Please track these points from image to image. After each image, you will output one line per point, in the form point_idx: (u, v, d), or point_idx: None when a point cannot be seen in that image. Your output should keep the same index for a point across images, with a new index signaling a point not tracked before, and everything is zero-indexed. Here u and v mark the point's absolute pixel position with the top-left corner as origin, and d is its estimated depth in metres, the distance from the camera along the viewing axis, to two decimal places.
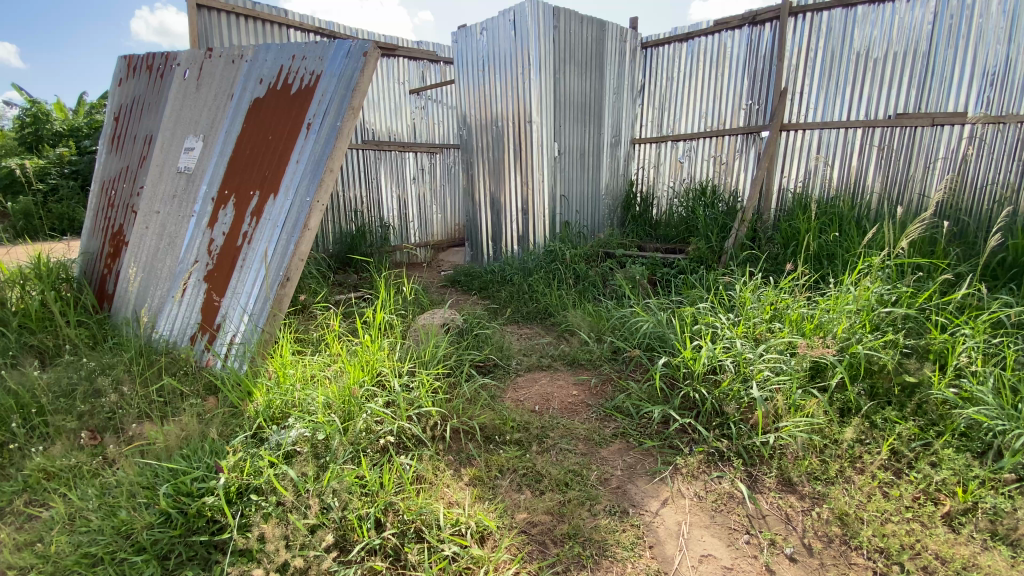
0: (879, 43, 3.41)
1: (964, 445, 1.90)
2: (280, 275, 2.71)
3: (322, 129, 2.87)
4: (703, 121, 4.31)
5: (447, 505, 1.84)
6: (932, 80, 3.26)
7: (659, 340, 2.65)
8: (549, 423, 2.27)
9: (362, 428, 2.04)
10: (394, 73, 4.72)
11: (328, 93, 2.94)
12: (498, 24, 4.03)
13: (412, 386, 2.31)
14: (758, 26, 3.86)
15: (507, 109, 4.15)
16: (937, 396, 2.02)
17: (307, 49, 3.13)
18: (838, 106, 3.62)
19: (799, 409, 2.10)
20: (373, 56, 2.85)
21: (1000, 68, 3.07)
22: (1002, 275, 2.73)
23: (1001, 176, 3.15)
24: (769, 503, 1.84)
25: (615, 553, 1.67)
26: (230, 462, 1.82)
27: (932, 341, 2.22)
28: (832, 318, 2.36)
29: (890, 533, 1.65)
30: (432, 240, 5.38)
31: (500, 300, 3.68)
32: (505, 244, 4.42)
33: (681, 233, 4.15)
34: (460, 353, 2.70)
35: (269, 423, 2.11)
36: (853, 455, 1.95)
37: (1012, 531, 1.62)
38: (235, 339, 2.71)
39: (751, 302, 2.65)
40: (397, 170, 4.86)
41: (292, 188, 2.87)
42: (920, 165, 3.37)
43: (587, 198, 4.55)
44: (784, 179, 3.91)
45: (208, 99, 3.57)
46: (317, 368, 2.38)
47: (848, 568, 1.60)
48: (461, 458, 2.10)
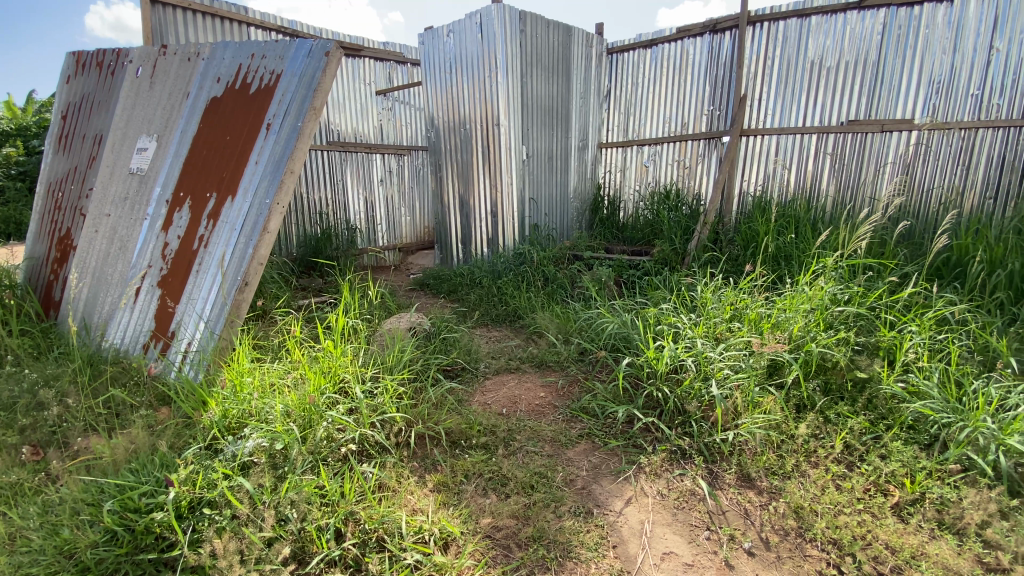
0: (832, 53, 3.55)
1: (912, 437, 1.98)
2: (238, 279, 2.62)
3: (283, 130, 2.80)
4: (667, 125, 4.40)
5: (410, 512, 1.80)
6: (882, 88, 3.43)
7: (624, 341, 2.69)
8: (516, 426, 2.26)
9: (322, 436, 1.98)
10: (360, 73, 4.63)
11: (289, 93, 2.87)
12: (464, 27, 4.02)
13: (376, 392, 2.26)
14: (719, 34, 3.97)
15: (475, 112, 4.14)
16: (886, 391, 2.11)
17: (267, 48, 3.05)
18: (794, 112, 3.75)
19: (757, 406, 2.15)
20: (336, 56, 2.80)
21: (945, 76, 3.23)
22: (947, 274, 2.86)
23: (946, 180, 3.32)
24: (728, 499, 1.88)
25: (579, 554, 1.67)
26: (181, 475, 1.74)
27: (881, 338, 2.31)
28: (788, 317, 2.43)
29: (843, 525, 1.70)
30: (401, 243, 5.31)
31: (469, 302, 3.65)
32: (474, 246, 4.39)
33: (646, 235, 4.21)
34: (426, 357, 2.66)
35: (225, 434, 2.04)
36: (808, 450, 2.00)
37: (958, 520, 1.70)
38: (191, 347, 2.60)
39: (713, 302, 2.71)
40: (363, 171, 4.79)
41: (251, 190, 2.78)
42: (871, 170, 3.53)
43: (555, 201, 4.58)
44: (745, 182, 4.02)
45: (162, 98, 3.43)
46: (276, 374, 2.31)
47: (804, 560, 1.65)
48: (426, 463, 2.07)
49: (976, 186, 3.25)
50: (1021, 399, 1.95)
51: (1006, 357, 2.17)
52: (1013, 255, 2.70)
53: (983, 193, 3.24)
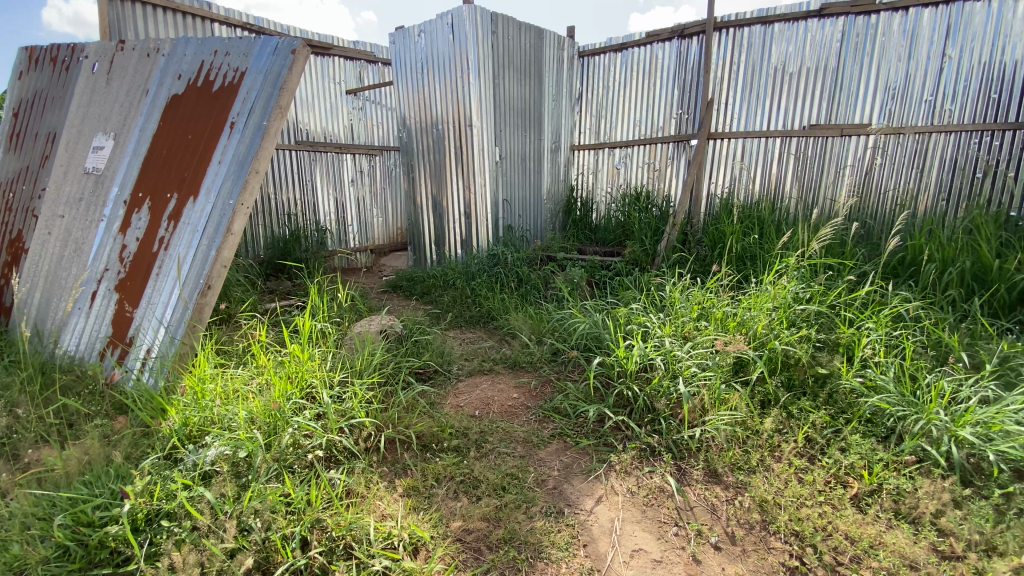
0: (794, 59, 3.67)
1: (870, 430, 2.05)
2: (200, 283, 2.53)
3: (247, 129, 2.72)
4: (638, 128, 4.46)
5: (379, 518, 1.77)
6: (841, 94, 3.56)
7: (595, 341, 2.71)
8: (489, 428, 2.25)
9: (288, 443, 1.93)
10: (330, 71, 4.56)
11: (254, 91, 2.80)
12: (435, 27, 3.99)
13: (344, 397, 2.22)
14: (687, 39, 4.06)
15: (446, 112, 4.11)
16: (845, 386, 2.18)
17: (231, 44, 2.97)
18: (759, 116, 3.85)
19: (723, 403, 2.20)
20: (302, 54, 2.74)
21: (900, 83, 3.38)
22: (902, 273, 2.98)
23: (902, 183, 3.46)
24: (696, 494, 1.91)
25: (550, 554, 1.67)
26: (138, 487, 1.67)
27: (841, 335, 2.39)
28: (753, 316, 2.48)
29: (805, 517, 1.75)
30: (373, 244, 5.23)
31: (442, 304, 3.62)
32: (448, 248, 4.36)
33: (618, 236, 4.26)
34: (398, 359, 2.62)
35: (186, 443, 1.96)
36: (772, 444, 2.05)
37: (913, 509, 1.76)
38: (151, 353, 2.50)
39: (681, 301, 2.76)
40: (333, 172, 4.71)
41: (213, 190, 2.70)
42: (832, 172, 3.65)
43: (529, 203, 4.59)
44: (712, 185, 4.11)
45: (120, 95, 3.31)
46: (239, 380, 2.24)
47: (768, 552, 1.69)
48: (397, 468, 2.03)
49: (929, 189, 3.40)
50: (971, 391, 2.04)
51: (957, 351, 2.26)
52: (964, 254, 2.83)
53: (936, 195, 3.38)
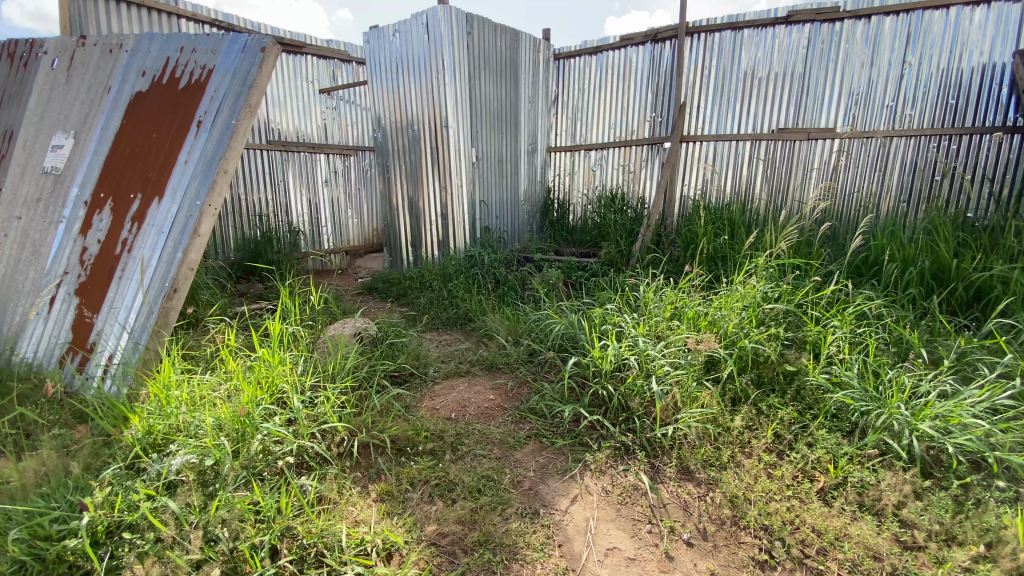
0: (763, 64, 3.76)
1: (835, 425, 2.10)
2: (166, 286, 2.45)
3: (215, 128, 2.65)
4: (613, 131, 4.51)
5: (352, 524, 1.75)
6: (808, 99, 3.67)
7: (571, 341, 2.73)
8: (464, 430, 2.24)
9: (257, 449, 1.89)
10: (302, 70, 4.49)
11: (222, 90, 2.73)
12: (410, 27, 3.96)
13: (316, 402, 2.18)
14: (660, 43, 4.12)
15: (422, 113, 4.08)
16: (812, 382, 2.23)
17: (198, 41, 2.89)
18: (730, 120, 3.94)
19: (695, 401, 2.23)
20: (272, 52, 2.69)
21: (863, 89, 3.50)
22: (866, 272, 3.08)
23: (865, 186, 3.58)
24: (669, 492, 1.94)
25: (525, 556, 1.67)
26: (98, 498, 1.61)
27: (807, 333, 2.46)
28: (724, 315, 2.53)
29: (773, 511, 1.79)
30: (348, 246, 5.16)
31: (419, 306, 3.59)
32: (424, 249, 4.32)
33: (594, 238, 4.30)
34: (372, 363, 2.58)
35: (149, 452, 1.90)
36: (742, 441, 2.09)
37: (876, 501, 1.82)
38: (113, 360, 2.41)
39: (654, 302, 2.81)
40: (306, 172, 4.64)
41: (180, 190, 2.62)
42: (799, 175, 3.75)
43: (505, 204, 4.59)
44: (685, 187, 4.19)
45: (81, 92, 3.19)
46: (206, 387, 2.18)
47: (738, 547, 1.72)
48: (370, 473, 2.00)
49: (891, 191, 3.52)
50: (930, 386, 2.12)
51: (917, 348, 2.35)
52: (923, 254, 2.94)
53: (897, 197, 3.51)
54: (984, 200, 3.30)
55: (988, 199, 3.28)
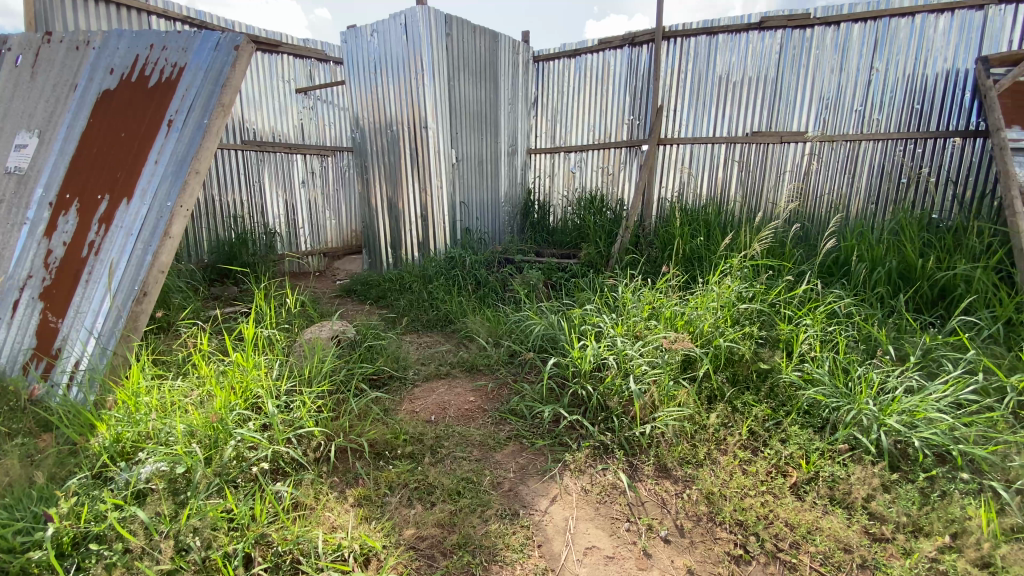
0: (737, 69, 3.84)
1: (807, 421, 2.15)
2: (135, 290, 2.38)
3: (187, 127, 2.59)
4: (592, 133, 4.55)
5: (329, 530, 1.72)
6: (781, 103, 3.76)
7: (551, 341, 2.75)
8: (444, 432, 2.22)
9: (231, 456, 1.85)
10: (278, 69, 4.42)
11: (193, 88, 2.67)
12: (389, 27, 3.94)
13: (292, 406, 2.14)
14: (637, 47, 4.17)
15: (401, 114, 4.05)
16: (785, 380, 2.28)
17: (168, 39, 2.83)
18: (705, 123, 4.01)
19: (672, 399, 2.26)
20: (246, 50, 2.64)
21: (833, 94, 3.60)
22: (837, 271, 3.16)
23: (836, 188, 3.68)
24: (646, 489, 1.96)
25: (504, 557, 1.67)
26: (63, 509, 1.56)
27: (780, 332, 2.52)
28: (700, 314, 2.58)
29: (748, 506, 1.83)
30: (326, 248, 5.09)
31: (398, 308, 3.56)
32: (404, 251, 4.28)
33: (574, 239, 4.32)
34: (350, 366, 2.55)
35: (117, 460, 1.84)
36: (718, 438, 2.13)
37: (846, 494, 1.87)
38: (80, 366, 2.33)
39: (633, 302, 2.85)
40: (282, 173, 4.57)
41: (150, 191, 2.55)
42: (773, 177, 3.84)
43: (486, 205, 4.59)
44: (663, 189, 4.24)
45: (45, 90, 3.08)
46: (177, 393, 2.12)
47: (714, 543, 1.75)
48: (348, 478, 1.98)
49: (860, 194, 3.63)
50: (897, 382, 2.19)
51: (884, 345, 2.42)
52: (891, 255, 3.03)
53: (866, 199, 3.62)
54: (948, 202, 3.43)
55: (952, 201, 3.40)
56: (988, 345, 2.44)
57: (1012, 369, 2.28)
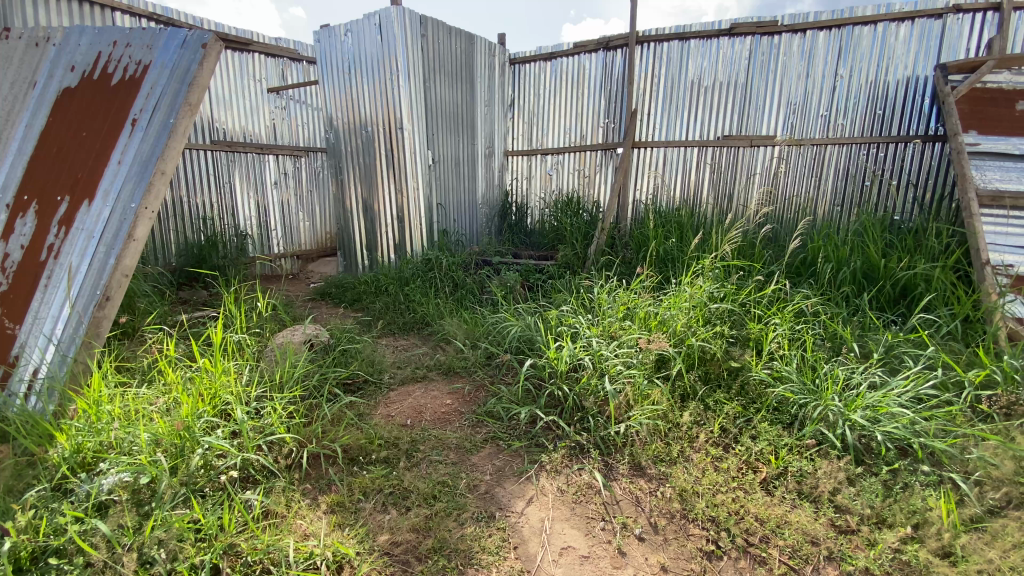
0: (709, 74, 3.92)
1: (776, 418, 2.20)
2: (97, 294, 2.29)
3: (152, 127, 2.51)
4: (568, 136, 4.58)
5: (301, 538, 1.69)
6: (751, 108, 3.85)
7: (528, 343, 2.76)
8: (420, 436, 2.20)
9: (198, 464, 1.80)
10: (249, 68, 4.33)
11: (159, 86, 2.59)
12: (362, 27, 3.90)
13: (262, 413, 2.09)
14: (612, 51, 4.23)
15: (376, 114, 4.01)
16: (755, 377, 2.33)
17: (132, 35, 2.74)
18: (678, 127, 4.09)
19: (646, 398, 2.29)
20: (214, 49, 2.57)
21: (800, 99, 3.71)
22: (804, 271, 3.25)
23: (803, 191, 3.79)
24: (621, 488, 1.98)
25: (480, 560, 1.67)
26: (19, 523, 1.50)
27: (750, 331, 2.57)
28: (673, 314, 2.63)
29: (719, 503, 1.86)
30: (301, 250, 5.00)
31: (374, 311, 3.51)
32: (380, 253, 4.23)
33: (551, 241, 4.34)
34: (324, 370, 2.50)
35: (78, 472, 1.78)
36: (691, 436, 2.16)
37: (813, 488, 1.92)
38: (38, 375, 2.22)
39: (608, 303, 2.88)
40: (253, 174, 4.47)
41: (113, 192, 2.46)
42: (743, 179, 3.93)
43: (463, 207, 4.58)
44: (638, 191, 4.30)
45: (3, 88, 2.97)
46: (142, 401, 2.06)
47: (687, 540, 1.78)
48: (321, 484, 1.94)
49: (826, 196, 3.75)
50: (861, 378, 2.26)
51: (849, 342, 2.51)
52: (855, 255, 3.13)
53: (832, 202, 3.74)
54: (909, 204, 3.57)
55: (913, 204, 3.54)
56: (947, 341, 2.55)
57: (969, 364, 2.38)
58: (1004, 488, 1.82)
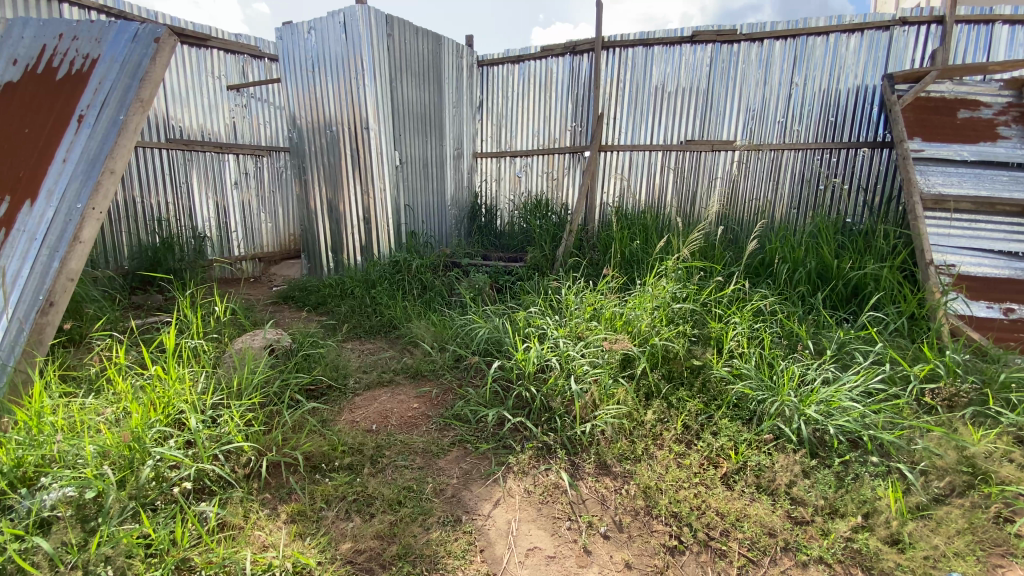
0: (672, 79, 4.02)
1: (736, 414, 2.26)
2: (40, 300, 2.16)
3: (100, 123, 2.39)
4: (536, 139, 4.61)
5: (259, 550, 1.64)
6: (712, 113, 3.97)
7: (496, 345, 2.75)
8: (386, 441, 2.17)
9: (148, 476, 1.72)
10: (207, 65, 4.19)
11: (108, 81, 2.47)
12: (327, 25, 3.83)
13: (219, 421, 2.02)
14: (578, 55, 4.29)
15: (341, 113, 3.94)
16: (715, 375, 2.39)
17: (80, 28, 2.62)
18: (643, 131, 4.17)
19: (611, 397, 2.32)
20: (168, 43, 2.46)
21: (758, 106, 3.84)
22: (762, 271, 3.36)
23: (761, 194, 3.93)
24: (587, 488, 2.00)
25: (445, 565, 1.65)
26: None
27: (711, 330, 2.64)
28: (637, 315, 2.68)
29: (682, 498, 1.91)
30: (263, 252, 4.85)
31: (339, 314, 3.44)
32: (346, 255, 4.16)
33: (520, 243, 4.36)
34: (285, 376, 2.44)
35: (18, 487, 1.66)
36: (655, 434, 2.21)
37: (770, 482, 1.98)
38: None
39: (575, 304, 2.92)
40: (212, 174, 4.32)
41: (58, 192, 2.34)
42: (705, 182, 4.04)
43: (431, 208, 4.55)
44: (604, 194, 4.35)
45: None
46: (88, 411, 1.96)
47: (650, 536, 1.82)
48: (281, 494, 1.89)
49: (783, 199, 3.89)
50: (815, 374, 2.36)
51: (804, 340, 2.61)
52: (809, 256, 3.26)
53: (789, 205, 3.88)
54: (860, 207, 3.74)
55: (864, 207, 3.72)
56: (894, 338, 2.68)
57: (915, 359, 2.52)
58: (948, 477, 1.93)
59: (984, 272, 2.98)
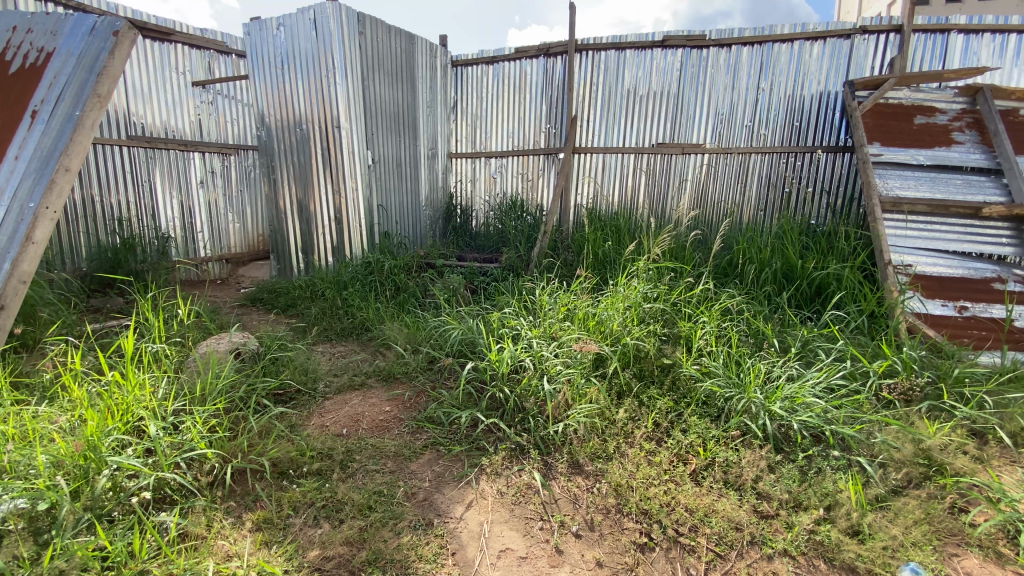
0: (644, 83, 4.08)
1: (705, 411, 2.31)
2: None
3: (55, 119, 2.28)
4: (511, 140, 4.62)
5: (222, 559, 1.60)
6: (682, 116, 4.05)
7: (470, 346, 2.75)
8: (356, 445, 2.14)
9: (105, 486, 1.66)
10: (171, 60, 4.06)
11: (63, 75, 2.36)
12: (296, 22, 3.76)
13: (181, 427, 1.95)
14: (552, 58, 4.31)
15: (311, 112, 3.86)
16: (685, 373, 2.43)
17: (34, 20, 2.52)
18: (616, 133, 4.22)
19: (583, 396, 2.35)
20: (127, 37, 2.36)
21: (727, 110, 3.94)
22: (730, 271, 3.44)
23: (730, 196, 4.02)
24: (560, 487, 2.01)
25: (416, 569, 1.64)
26: None
27: (681, 329, 2.69)
28: (609, 315, 2.71)
29: (652, 495, 1.94)
30: (231, 253, 4.72)
31: (310, 317, 3.38)
32: (317, 256, 4.08)
33: (495, 244, 4.36)
34: (252, 381, 2.38)
35: None
36: (626, 432, 2.23)
37: (737, 477, 2.03)
38: None
39: (549, 304, 2.95)
40: (176, 172, 4.20)
41: (9, 190, 2.23)
42: (676, 184, 4.12)
43: (405, 209, 4.50)
44: (578, 196, 4.38)
45: None
46: (41, 420, 1.87)
47: (622, 534, 1.84)
48: (247, 501, 1.84)
49: (751, 201, 3.99)
50: (780, 371, 2.43)
51: (770, 338, 2.69)
52: (775, 256, 3.36)
53: (756, 207, 3.99)
54: (823, 209, 3.87)
55: (827, 209, 3.85)
56: (854, 336, 2.78)
57: (874, 355, 2.62)
58: (904, 469, 2.02)
59: (939, 271, 3.12)
